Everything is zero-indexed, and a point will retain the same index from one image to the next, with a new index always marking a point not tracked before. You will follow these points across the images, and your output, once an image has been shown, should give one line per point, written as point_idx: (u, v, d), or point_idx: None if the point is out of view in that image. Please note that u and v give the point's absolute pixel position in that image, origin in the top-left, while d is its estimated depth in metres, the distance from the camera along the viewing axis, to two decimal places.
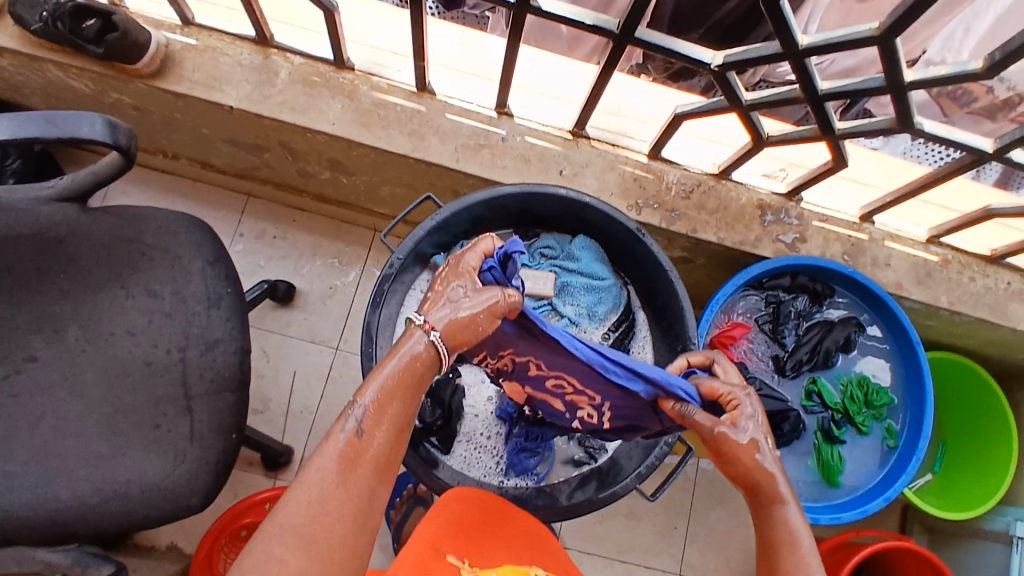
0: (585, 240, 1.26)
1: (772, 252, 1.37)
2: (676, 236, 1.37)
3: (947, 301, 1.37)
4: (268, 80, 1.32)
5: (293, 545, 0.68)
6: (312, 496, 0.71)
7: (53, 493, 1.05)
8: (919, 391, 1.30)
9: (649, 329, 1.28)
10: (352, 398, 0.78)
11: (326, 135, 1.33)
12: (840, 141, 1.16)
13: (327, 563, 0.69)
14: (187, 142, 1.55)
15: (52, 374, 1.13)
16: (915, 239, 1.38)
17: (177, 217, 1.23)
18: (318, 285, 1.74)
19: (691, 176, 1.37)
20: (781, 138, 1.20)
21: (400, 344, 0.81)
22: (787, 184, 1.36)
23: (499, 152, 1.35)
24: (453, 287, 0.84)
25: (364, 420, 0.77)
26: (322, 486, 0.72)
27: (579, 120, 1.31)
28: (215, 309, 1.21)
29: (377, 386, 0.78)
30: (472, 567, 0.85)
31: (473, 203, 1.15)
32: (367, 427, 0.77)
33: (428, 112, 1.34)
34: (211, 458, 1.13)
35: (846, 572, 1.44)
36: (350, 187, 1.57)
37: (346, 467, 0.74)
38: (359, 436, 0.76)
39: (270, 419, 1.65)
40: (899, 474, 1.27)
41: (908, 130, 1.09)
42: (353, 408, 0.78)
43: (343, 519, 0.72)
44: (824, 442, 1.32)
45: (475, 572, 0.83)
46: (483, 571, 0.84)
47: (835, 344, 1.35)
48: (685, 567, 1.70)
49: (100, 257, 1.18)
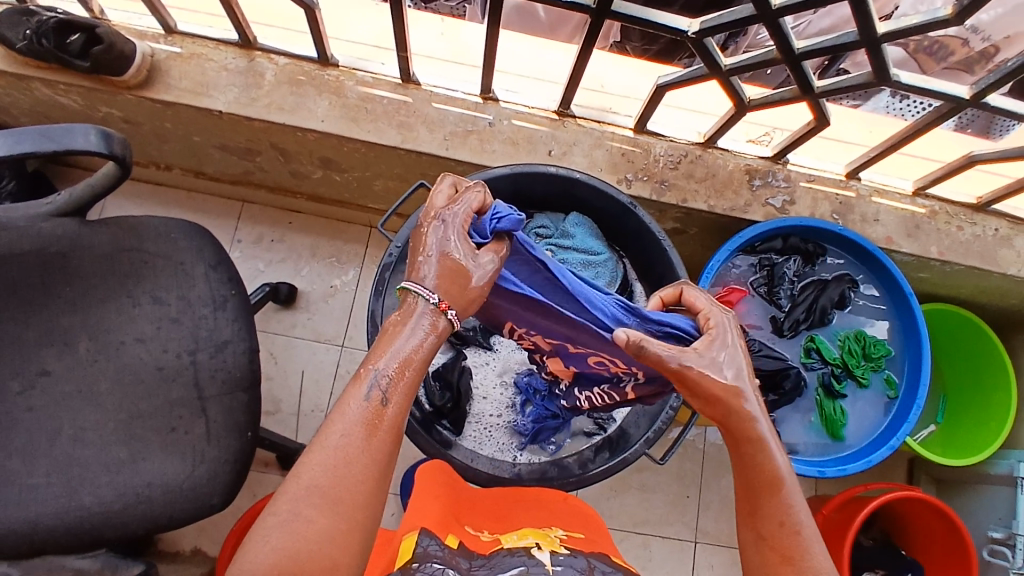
0: (578, 218, 1.29)
1: (762, 215, 1.39)
2: (667, 208, 1.40)
3: (938, 252, 1.40)
4: (254, 83, 1.33)
5: (319, 505, 0.73)
6: (337, 461, 0.75)
7: (78, 500, 1.08)
8: (915, 340, 1.33)
9: (647, 299, 1.31)
10: (366, 365, 0.81)
11: (316, 133, 1.35)
12: (820, 100, 1.18)
13: (351, 521, 0.74)
14: (179, 151, 1.56)
15: (66, 386, 1.15)
16: (902, 193, 1.41)
17: (176, 224, 1.25)
18: (319, 285, 1.76)
19: (678, 147, 1.39)
20: (762, 101, 1.22)
21: (412, 319, 0.83)
22: (773, 148, 1.39)
23: (488, 137, 1.36)
24: (450, 251, 0.86)
25: (384, 387, 0.80)
26: (344, 451, 0.76)
27: (564, 100, 1.33)
28: (221, 311, 1.23)
29: (392, 354, 0.81)
30: (490, 534, 0.94)
31: None
32: (387, 394, 0.80)
33: (415, 103, 1.36)
34: (229, 456, 1.16)
35: (858, 524, 1.47)
36: (343, 185, 1.59)
37: (368, 431, 0.78)
38: (381, 403, 0.79)
39: (282, 419, 1.67)
40: (902, 423, 1.28)
41: (886, 82, 1.11)
42: (370, 374, 0.80)
43: (366, 481, 0.76)
44: (826, 397, 1.33)
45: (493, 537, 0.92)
46: (500, 535, 0.92)
47: (830, 301, 1.37)
48: (700, 534, 1.74)
49: (103, 268, 1.20)
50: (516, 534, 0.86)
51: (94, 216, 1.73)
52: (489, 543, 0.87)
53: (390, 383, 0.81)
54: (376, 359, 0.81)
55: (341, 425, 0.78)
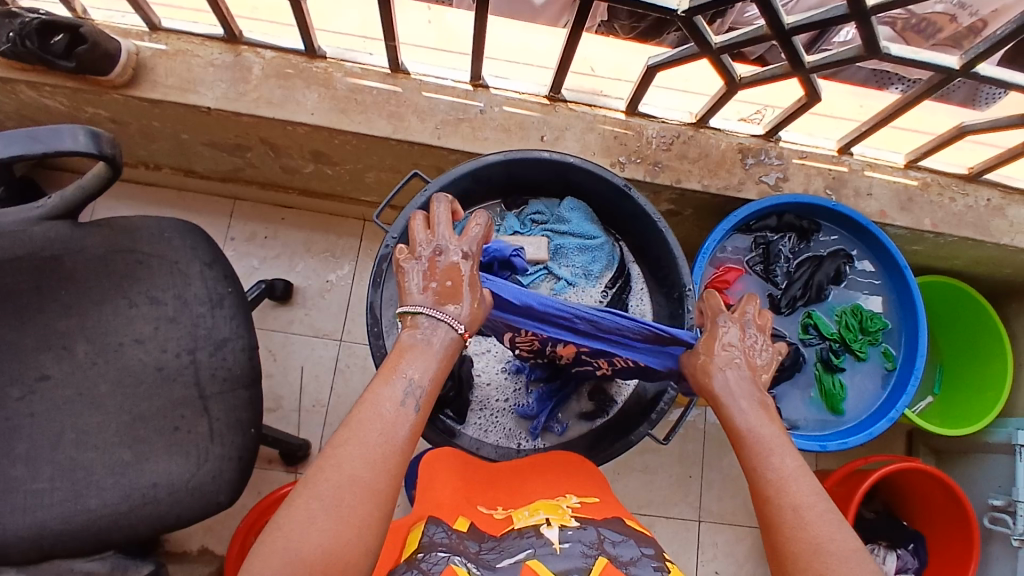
0: (573, 202, 1.28)
1: (756, 193, 1.39)
2: (661, 189, 1.40)
3: (931, 224, 1.40)
4: (242, 77, 1.32)
5: (360, 494, 0.73)
6: (375, 461, 0.75)
7: (84, 504, 1.08)
8: (911, 312, 1.34)
9: (644, 281, 1.30)
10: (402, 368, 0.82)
11: (306, 127, 1.34)
12: (811, 75, 1.18)
13: (387, 511, 0.74)
14: (168, 151, 1.55)
15: (66, 390, 1.14)
16: (894, 166, 1.41)
17: (169, 223, 1.24)
18: (314, 280, 1.75)
19: (670, 128, 1.39)
20: (753, 78, 1.22)
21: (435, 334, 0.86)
22: (764, 126, 1.39)
23: (479, 125, 1.36)
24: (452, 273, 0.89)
25: (418, 392, 0.82)
26: (384, 450, 0.77)
27: (554, 84, 1.33)
28: (218, 309, 1.22)
29: (426, 363, 0.83)
30: (504, 511, 0.90)
31: (459, 175, 1.16)
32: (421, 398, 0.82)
33: (404, 92, 1.35)
34: (233, 454, 1.16)
35: (860, 497, 1.48)
36: (335, 178, 1.58)
37: (410, 436, 0.79)
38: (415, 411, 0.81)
39: (284, 416, 1.67)
40: (901, 394, 1.30)
41: (875, 56, 1.11)
42: (407, 379, 0.82)
43: (399, 476, 0.77)
44: (825, 372, 1.35)
45: (507, 513, 0.88)
46: (514, 510, 0.88)
47: (826, 277, 1.38)
48: (705, 513, 1.75)
49: (98, 270, 1.19)
50: (528, 510, 0.85)
51: (86, 219, 1.72)
52: (502, 522, 0.84)
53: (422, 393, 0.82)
54: (412, 367, 0.82)
55: (379, 422, 0.78)
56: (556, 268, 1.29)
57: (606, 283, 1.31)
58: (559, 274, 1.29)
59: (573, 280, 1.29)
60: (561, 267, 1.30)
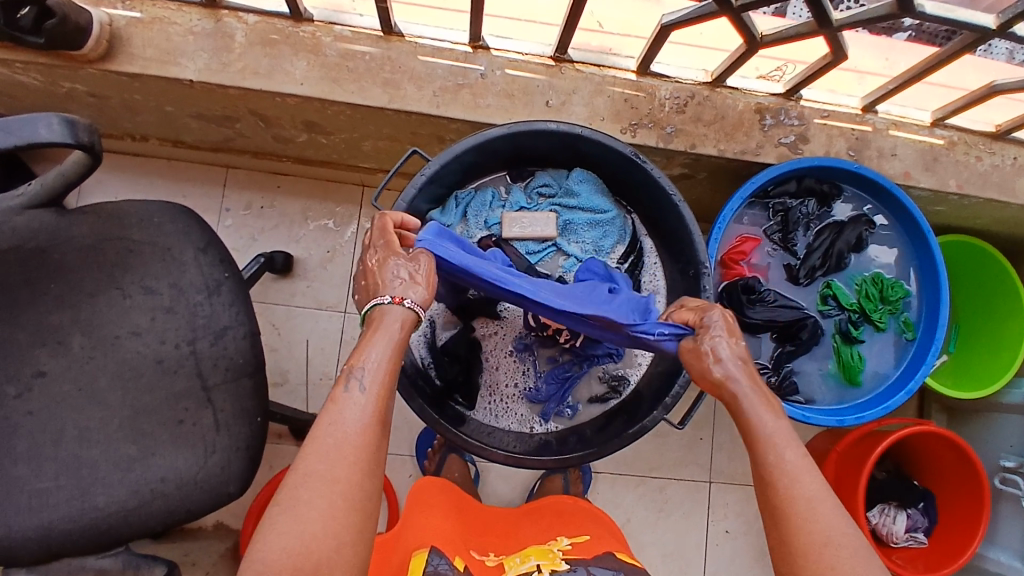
0: (582, 173, 1.21)
1: (775, 157, 1.32)
2: (675, 155, 1.32)
3: (956, 185, 1.34)
4: (224, 46, 1.23)
5: (318, 487, 0.77)
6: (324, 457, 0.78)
7: (94, 500, 1.07)
8: (933, 280, 1.29)
9: (657, 255, 1.24)
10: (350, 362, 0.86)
11: (296, 98, 1.26)
12: (838, 33, 1.09)
13: (349, 502, 0.77)
14: (153, 122, 1.47)
15: (65, 386, 1.12)
16: (920, 124, 1.33)
17: (158, 207, 1.19)
18: (315, 251, 1.70)
19: (684, 88, 1.30)
20: (775, 37, 1.13)
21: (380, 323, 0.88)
22: (785, 84, 1.30)
23: (481, 91, 1.27)
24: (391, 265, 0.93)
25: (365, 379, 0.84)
26: (332, 444, 0.79)
27: (559, 44, 1.23)
28: (216, 296, 1.18)
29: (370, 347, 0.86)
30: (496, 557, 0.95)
31: (462, 150, 1.09)
32: (366, 384, 0.84)
33: (399, 57, 1.26)
34: (241, 444, 1.15)
35: (874, 462, 1.47)
36: (330, 147, 1.51)
37: (363, 425, 0.82)
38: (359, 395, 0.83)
39: (291, 391, 1.65)
40: (920, 366, 1.26)
41: (908, 14, 1.02)
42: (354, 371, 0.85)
43: (355, 465, 0.79)
44: (843, 344, 1.30)
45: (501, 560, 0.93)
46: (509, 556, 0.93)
47: (846, 245, 1.31)
48: (715, 475, 1.75)
49: (89, 261, 1.14)
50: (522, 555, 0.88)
51: (74, 202, 1.66)
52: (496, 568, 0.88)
53: (372, 375, 0.85)
54: (361, 357, 0.85)
55: (336, 425, 0.81)
56: (565, 246, 1.24)
57: (617, 259, 1.26)
58: (568, 251, 1.24)
59: (583, 257, 1.24)
60: (570, 244, 1.24)
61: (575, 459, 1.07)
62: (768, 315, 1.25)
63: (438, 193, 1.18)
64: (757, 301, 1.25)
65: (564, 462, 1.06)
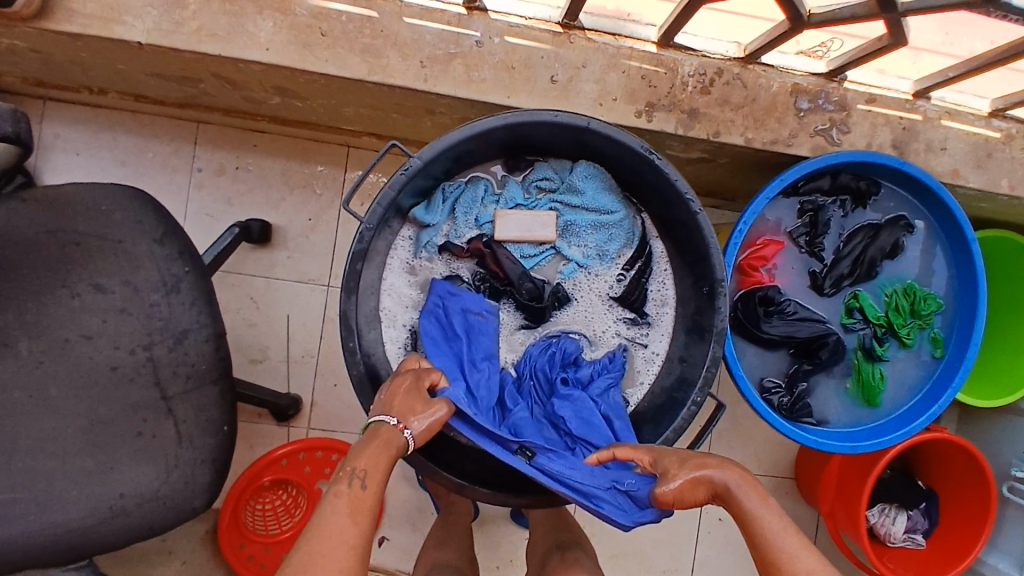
0: (589, 168, 1.06)
1: (808, 147, 1.15)
2: (695, 141, 1.16)
3: (1008, 186, 1.18)
4: (177, 1, 1.05)
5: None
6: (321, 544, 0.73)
7: (47, 518, 0.99)
8: (971, 295, 1.16)
9: (669, 262, 1.10)
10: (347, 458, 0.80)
11: (262, 65, 1.09)
12: (903, 18, 0.91)
13: None
14: (109, 78, 1.30)
15: (12, 393, 1.02)
16: (976, 113, 1.16)
17: (108, 195, 1.05)
18: (295, 218, 1.56)
19: (711, 63, 1.12)
20: (825, 17, 0.96)
21: (373, 437, 0.82)
22: (829, 64, 1.12)
23: (476, 62, 1.10)
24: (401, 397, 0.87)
25: (364, 474, 0.78)
26: (331, 531, 0.74)
27: (569, 10, 1.05)
28: (174, 295, 1.07)
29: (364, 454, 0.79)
30: None
31: (452, 141, 0.95)
32: (366, 479, 0.78)
33: (382, 19, 1.08)
34: (206, 456, 1.08)
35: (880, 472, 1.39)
36: (308, 109, 1.34)
37: (358, 529, 0.75)
38: (361, 488, 0.78)
39: (271, 368, 1.57)
40: (947, 388, 1.15)
41: (992, 4, 0.84)
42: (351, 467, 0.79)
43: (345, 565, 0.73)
44: (865, 361, 1.18)
45: None
46: None
47: (880, 251, 1.17)
48: None
49: (31, 256, 1.02)
50: None
51: (40, 175, 1.52)
52: None
53: (370, 474, 0.79)
54: (363, 461, 0.79)
55: (332, 521, 0.75)
56: (566, 249, 1.10)
57: (623, 265, 1.12)
58: (569, 254, 1.10)
59: (585, 262, 1.11)
60: (570, 247, 1.11)
61: (564, 497, 0.97)
62: (785, 330, 1.13)
63: (423, 185, 1.03)
64: (775, 313, 1.13)
65: (551, 499, 0.96)
